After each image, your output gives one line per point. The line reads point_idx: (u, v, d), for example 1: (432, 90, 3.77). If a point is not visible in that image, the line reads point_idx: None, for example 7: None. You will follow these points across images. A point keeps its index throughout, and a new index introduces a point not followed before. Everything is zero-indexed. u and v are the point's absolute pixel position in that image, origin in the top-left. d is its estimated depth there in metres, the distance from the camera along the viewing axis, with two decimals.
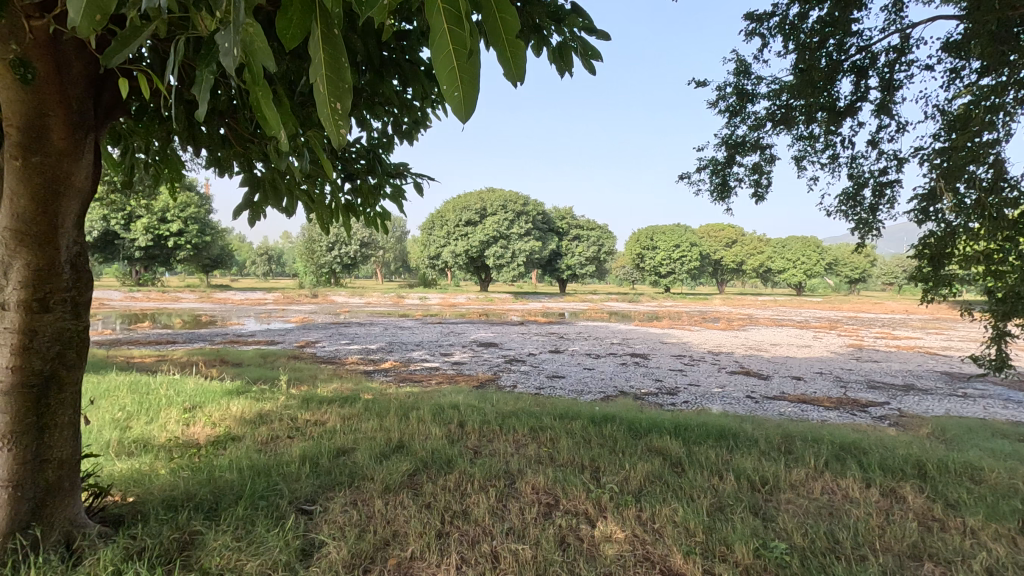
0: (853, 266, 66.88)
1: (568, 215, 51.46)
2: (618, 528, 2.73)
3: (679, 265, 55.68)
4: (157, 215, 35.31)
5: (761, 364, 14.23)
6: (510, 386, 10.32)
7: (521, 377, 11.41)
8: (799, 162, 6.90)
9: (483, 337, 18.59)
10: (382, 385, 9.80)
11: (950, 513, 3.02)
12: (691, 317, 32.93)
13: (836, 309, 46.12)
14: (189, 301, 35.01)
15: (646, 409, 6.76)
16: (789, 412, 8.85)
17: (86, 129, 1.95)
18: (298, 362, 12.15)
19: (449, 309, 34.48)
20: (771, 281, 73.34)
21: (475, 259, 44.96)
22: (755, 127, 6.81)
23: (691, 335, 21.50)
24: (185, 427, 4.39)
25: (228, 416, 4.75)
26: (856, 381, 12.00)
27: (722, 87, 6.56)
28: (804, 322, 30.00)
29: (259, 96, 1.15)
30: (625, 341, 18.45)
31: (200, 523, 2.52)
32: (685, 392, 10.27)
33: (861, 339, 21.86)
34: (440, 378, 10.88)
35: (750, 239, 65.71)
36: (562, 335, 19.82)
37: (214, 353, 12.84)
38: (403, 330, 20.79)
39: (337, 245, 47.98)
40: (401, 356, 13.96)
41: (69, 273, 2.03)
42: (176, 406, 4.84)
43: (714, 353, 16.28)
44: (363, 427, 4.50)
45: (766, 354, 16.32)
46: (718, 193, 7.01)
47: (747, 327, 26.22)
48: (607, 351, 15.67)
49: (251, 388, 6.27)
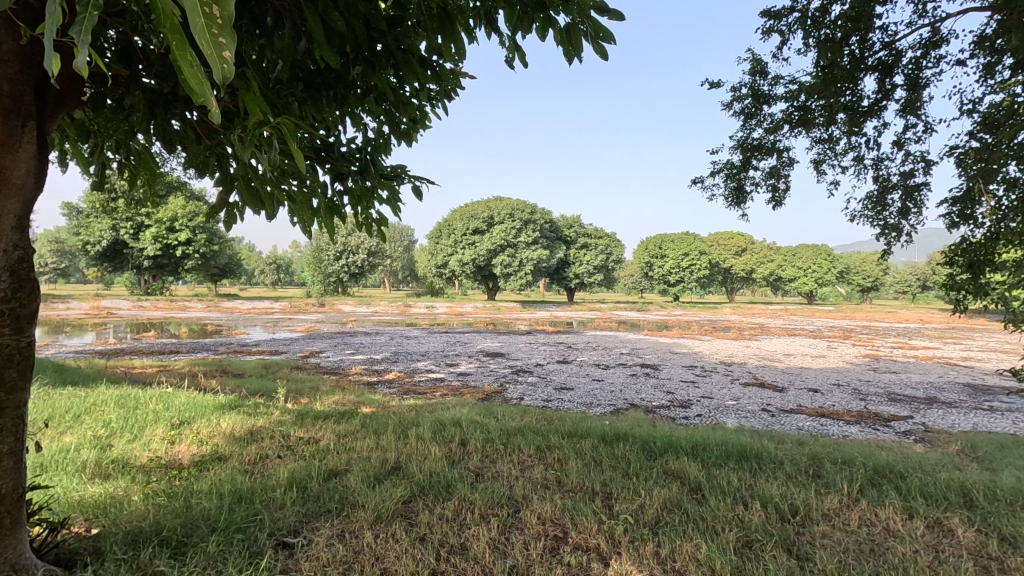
0: (865, 274, 66.06)
1: (576, 224, 51.16)
2: (634, 567, 2.43)
3: (688, 274, 55.18)
4: (165, 224, 35.53)
5: (776, 375, 13.81)
6: (517, 399, 10.01)
7: (528, 388, 11.08)
8: (820, 166, 6.62)
9: (489, 347, 18.29)
10: (385, 398, 9.53)
11: (1009, 550, 2.68)
12: (701, 326, 32.44)
13: (849, 317, 45.44)
14: (197, 311, 35.15)
15: (659, 425, 6.42)
16: (808, 426, 8.46)
17: (22, 115, 1.71)
18: (300, 373, 11.94)
19: (456, 318, 34.22)
20: (782, 290, 72.54)
21: (482, 268, 44.78)
22: (772, 130, 6.52)
23: (703, 345, 21.05)
24: (170, 446, 4.13)
25: (218, 432, 4.50)
26: (875, 394, 11.57)
27: (737, 87, 6.29)
28: (818, 332, 29.45)
29: (179, 50, 0.89)
30: (634, 351, 18.08)
31: (164, 562, 2.25)
32: (698, 405, 9.90)
33: (877, 348, 21.33)
34: (444, 390, 10.60)
35: (760, 246, 65.10)
36: (570, 345, 19.49)
37: (216, 364, 12.66)
38: (409, 340, 20.53)
39: (345, 253, 47.97)
40: (405, 366, 13.69)
41: (7, 281, 1.77)
42: (162, 422, 4.58)
43: (726, 363, 15.88)
44: (358, 446, 4.21)
45: (780, 365, 15.87)
46: (734, 199, 6.70)
47: (759, 336, 25.77)
48: (617, 362, 15.32)
49: (246, 402, 6.01)
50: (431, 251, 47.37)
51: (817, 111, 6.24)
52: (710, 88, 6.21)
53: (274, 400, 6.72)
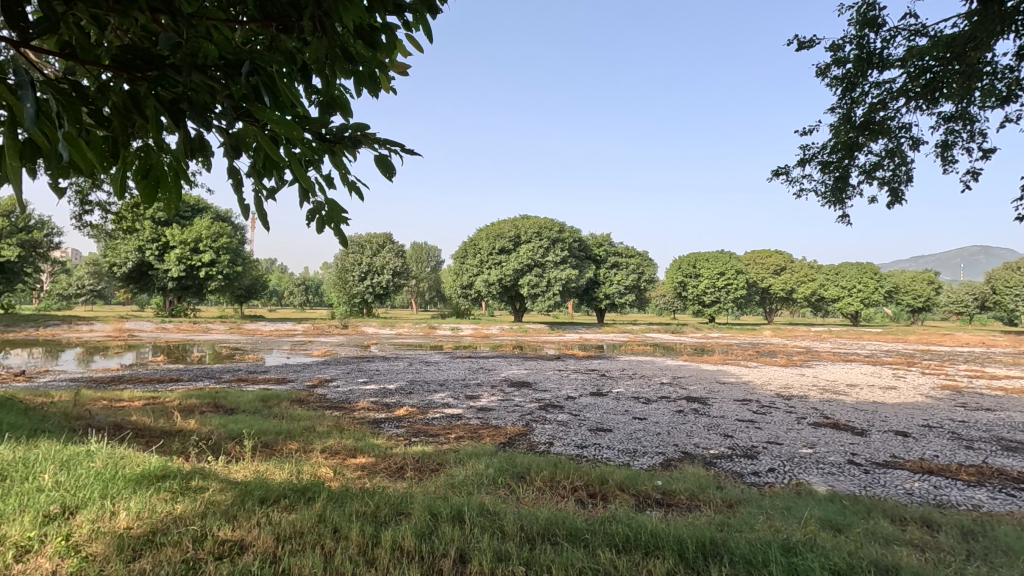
0: (916, 293, 62.47)
1: (605, 242, 49.24)
2: None
3: (724, 293, 52.73)
4: (189, 245, 35.36)
5: (848, 413, 11.76)
6: (545, 445, 8.34)
7: (557, 430, 9.38)
8: (946, 154, 5.00)
9: (514, 375, 16.63)
10: (389, 444, 7.98)
11: None
12: (743, 350, 30.10)
13: (901, 341, 42.23)
14: (219, 333, 34.54)
15: (733, 518, 4.73)
16: (918, 489, 6.61)
17: None
18: (300, 408, 10.52)
19: (482, 341, 32.77)
20: (823, 312, 68.93)
21: (509, 288, 43.37)
22: (885, 102, 4.94)
23: (752, 373, 18.93)
24: (13, 564, 2.67)
25: (106, 533, 3.04)
26: (982, 440, 9.47)
27: (838, 45, 4.79)
28: (876, 357, 26.80)
29: None
30: (676, 381, 16.18)
31: None
32: (767, 455, 8.09)
33: (954, 378, 18.80)
34: (459, 433, 8.98)
35: (800, 265, 61.92)
36: (604, 373, 17.71)
37: (210, 396, 11.39)
38: (428, 366, 19.10)
39: (370, 274, 47.26)
40: (419, 399, 12.13)
41: None
42: (29, 515, 3.14)
43: (786, 396, 13.89)
44: (296, 565, 2.71)
45: (848, 398, 13.81)
46: (830, 196, 5.13)
47: (810, 362, 23.46)
48: (658, 394, 13.51)
49: (185, 467, 4.51)
50: (457, 271, 46.12)
51: (950, 74, 4.69)
52: (800, 48, 4.76)
53: (236, 466, 5.24)
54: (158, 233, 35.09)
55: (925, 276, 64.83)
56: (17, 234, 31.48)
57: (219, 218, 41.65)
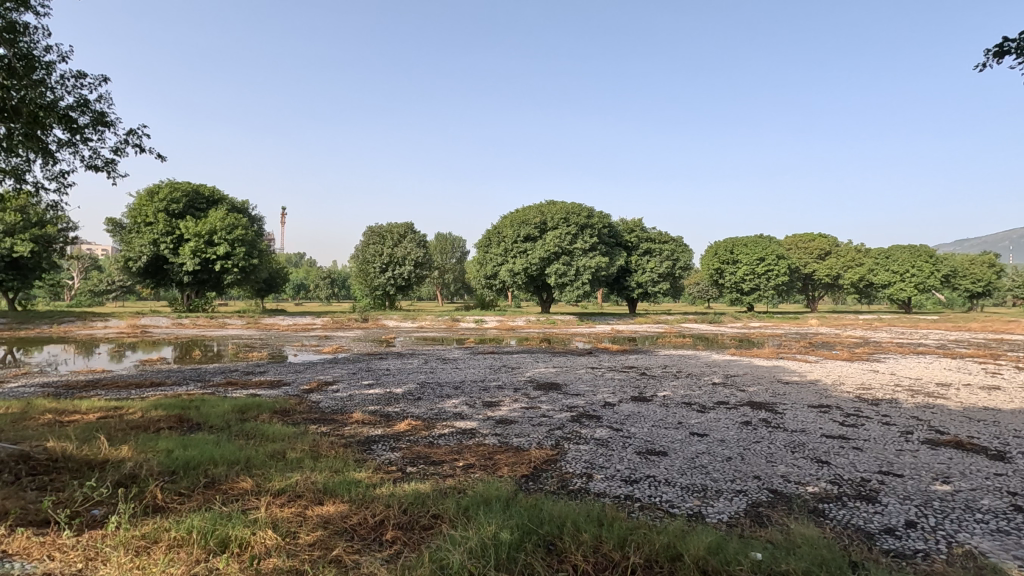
0: (976, 278, 58.28)
1: (637, 228, 46.28)
2: None
3: (764, 280, 49.53)
4: (203, 237, 34.16)
5: (964, 425, 9.27)
6: (582, 479, 6.25)
7: (596, 454, 7.25)
8: None
9: (541, 375, 14.52)
10: (373, 480, 5.98)
11: None
12: (794, 342, 27.34)
13: (966, 330, 38.65)
14: (236, 329, 33.24)
15: None
16: None
17: None
18: (279, 423, 8.61)
19: (507, 334, 30.92)
20: (871, 298, 64.89)
21: (535, 278, 41.38)
22: None
23: (816, 369, 16.33)
24: None
25: None
26: None
27: None
28: (950, 348, 23.62)
29: None
30: (731, 381, 13.83)
31: None
32: (891, 497, 5.81)
33: None
34: (469, 460, 6.90)
35: (846, 249, 57.66)
36: (643, 372, 15.42)
37: (178, 406, 9.63)
38: (445, 364, 17.19)
39: (390, 266, 45.71)
40: (427, 409, 10.10)
41: None
42: None
43: (873, 400, 11.41)
44: None
45: (953, 403, 11.23)
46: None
47: (877, 355, 20.59)
48: (715, 400, 11.21)
49: None
50: (480, 260, 44.25)
51: None
52: None
53: (101, 566, 3.41)
54: (172, 227, 34.53)
55: (986, 259, 60.05)
56: (32, 230, 30.61)
57: (235, 210, 40.57)
